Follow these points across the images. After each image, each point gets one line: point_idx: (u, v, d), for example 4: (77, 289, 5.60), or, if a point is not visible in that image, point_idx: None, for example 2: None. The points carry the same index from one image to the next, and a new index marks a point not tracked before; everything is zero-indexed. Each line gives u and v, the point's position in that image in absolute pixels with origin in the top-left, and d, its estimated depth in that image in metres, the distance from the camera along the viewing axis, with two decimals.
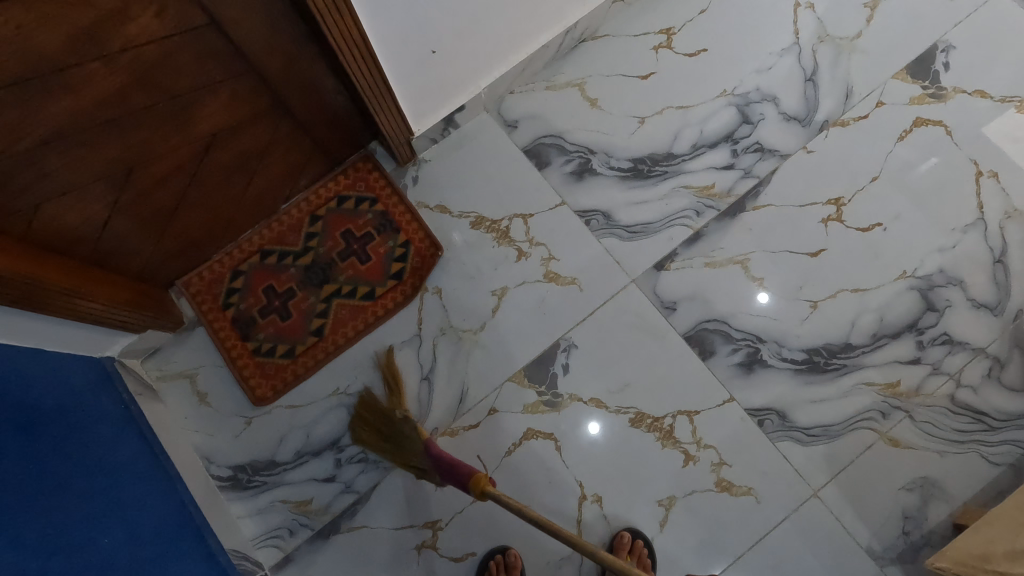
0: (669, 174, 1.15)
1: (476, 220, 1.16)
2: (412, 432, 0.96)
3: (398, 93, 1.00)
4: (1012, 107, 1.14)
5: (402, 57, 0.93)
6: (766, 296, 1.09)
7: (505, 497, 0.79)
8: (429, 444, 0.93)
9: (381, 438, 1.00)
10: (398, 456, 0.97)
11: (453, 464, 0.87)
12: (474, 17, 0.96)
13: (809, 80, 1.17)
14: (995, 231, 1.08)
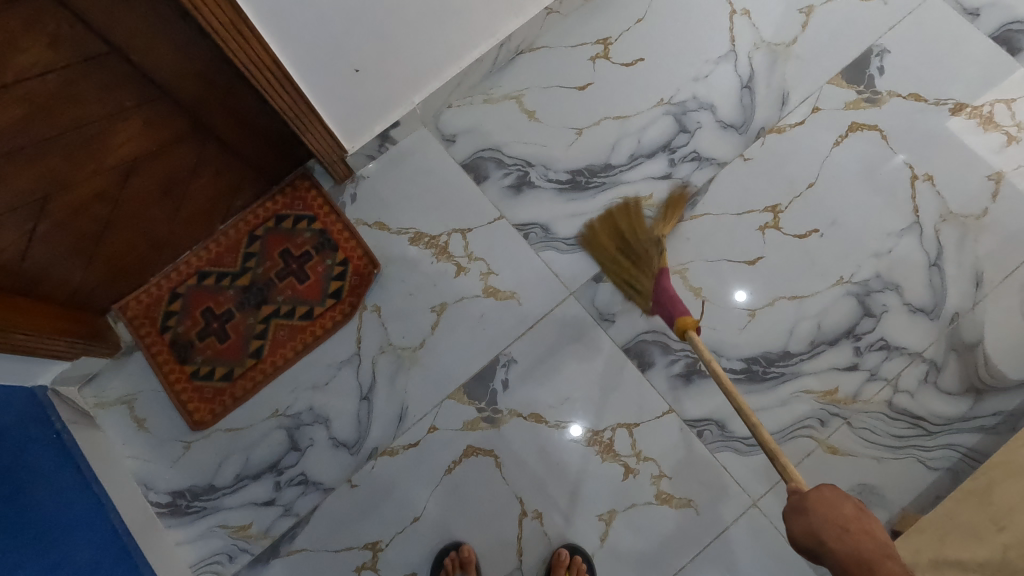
0: (607, 185, 1.15)
1: (415, 236, 1.15)
2: (654, 261, 0.97)
3: (326, 110, 1.00)
4: (947, 109, 1.14)
5: (323, 76, 0.92)
6: (745, 292, 1.08)
7: (705, 352, 0.86)
8: (664, 273, 0.94)
9: (623, 244, 1.05)
10: (630, 267, 1.02)
11: (670, 300, 0.91)
12: (397, 32, 0.95)
13: (746, 87, 1.17)
14: (931, 234, 1.08)
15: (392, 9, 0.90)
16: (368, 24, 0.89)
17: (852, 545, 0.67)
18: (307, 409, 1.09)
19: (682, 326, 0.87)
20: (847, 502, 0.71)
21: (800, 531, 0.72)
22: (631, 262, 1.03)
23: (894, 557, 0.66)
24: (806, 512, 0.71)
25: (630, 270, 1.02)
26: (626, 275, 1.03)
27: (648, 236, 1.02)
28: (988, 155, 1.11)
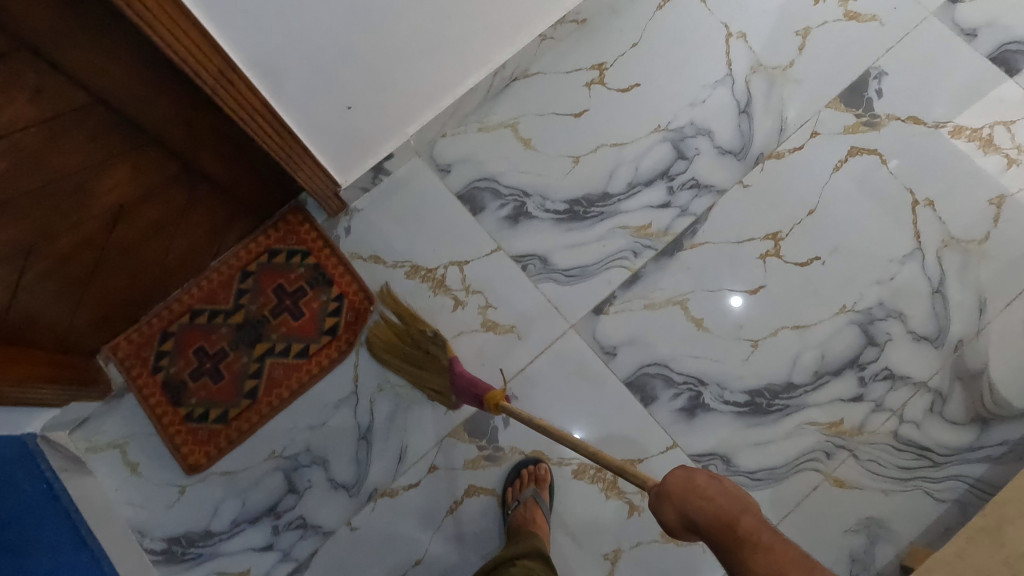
0: (605, 215, 1.13)
1: (411, 270, 1.13)
2: (439, 352, 1.02)
3: (316, 146, 0.97)
4: (946, 132, 1.13)
5: (313, 113, 0.90)
6: (740, 297, 1.08)
7: (519, 412, 0.91)
8: (456, 359, 1.01)
9: (404, 354, 1.05)
10: (416, 370, 1.04)
11: (472, 385, 0.97)
12: (388, 66, 0.93)
13: (744, 112, 1.16)
14: (933, 261, 1.07)
15: (382, 43, 0.88)
16: (358, 60, 0.87)
17: (713, 512, 0.65)
18: (304, 450, 1.07)
19: (492, 402, 0.92)
20: (700, 473, 0.69)
21: (672, 517, 0.69)
22: (421, 365, 1.04)
23: (751, 510, 0.64)
24: (666, 496, 0.69)
25: (426, 373, 1.03)
26: (425, 377, 1.03)
27: (422, 333, 1.04)
28: (988, 178, 1.10)
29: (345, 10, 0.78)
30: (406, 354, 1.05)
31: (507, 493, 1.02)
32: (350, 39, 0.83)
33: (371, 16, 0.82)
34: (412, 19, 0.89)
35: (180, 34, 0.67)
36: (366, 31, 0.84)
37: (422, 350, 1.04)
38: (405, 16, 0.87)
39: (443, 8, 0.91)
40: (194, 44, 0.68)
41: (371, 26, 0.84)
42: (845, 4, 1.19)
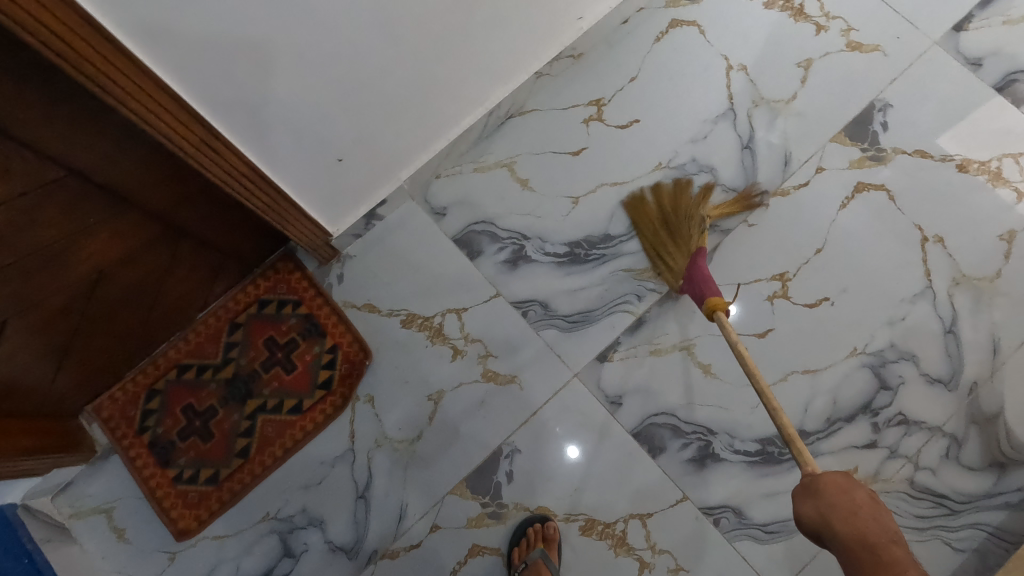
0: (608, 257, 1.09)
1: (407, 318, 1.09)
2: (693, 237, 1.00)
3: (305, 200, 0.93)
4: (954, 165, 1.10)
5: (299, 167, 0.86)
6: (735, 306, 1.06)
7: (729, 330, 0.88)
8: (701, 251, 0.98)
9: (669, 229, 1.05)
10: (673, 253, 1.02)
11: (703, 279, 0.94)
12: (377, 114, 0.89)
13: (747, 147, 1.13)
14: (944, 299, 1.05)
15: (369, 92, 0.84)
16: (344, 110, 0.83)
17: (859, 526, 0.65)
18: (299, 511, 1.02)
19: (712, 306, 0.89)
20: (862, 492, 0.68)
21: (810, 511, 0.69)
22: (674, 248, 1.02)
23: (899, 541, 0.64)
24: (815, 494, 0.69)
25: (675, 257, 1.02)
26: (673, 261, 1.02)
27: (692, 214, 1.03)
28: (998, 213, 1.08)
29: (327, 61, 0.75)
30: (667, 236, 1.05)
31: (514, 553, 0.97)
32: (334, 90, 0.79)
33: (356, 65, 0.79)
34: (399, 66, 0.85)
35: (148, 99, 0.63)
36: (351, 81, 0.80)
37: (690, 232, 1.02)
38: (392, 62, 0.84)
39: (432, 51, 0.88)
40: (165, 107, 0.65)
41: (356, 75, 0.80)
42: (847, 34, 1.16)
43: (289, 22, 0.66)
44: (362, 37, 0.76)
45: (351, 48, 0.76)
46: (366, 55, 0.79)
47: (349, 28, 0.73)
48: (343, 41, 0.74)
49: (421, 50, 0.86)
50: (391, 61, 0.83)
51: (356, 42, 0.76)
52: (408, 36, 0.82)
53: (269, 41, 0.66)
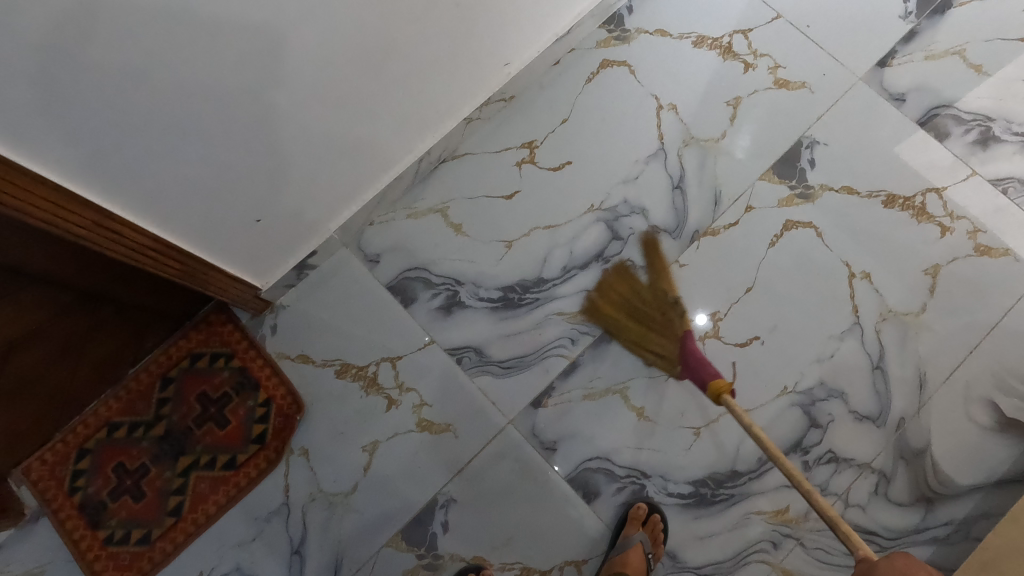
0: (541, 301, 1.10)
1: (341, 368, 1.08)
2: (678, 324, 0.99)
3: (223, 258, 0.93)
4: (880, 201, 1.11)
5: (208, 228, 0.86)
6: (705, 314, 1.08)
7: (741, 413, 0.88)
8: (689, 335, 0.96)
9: (626, 306, 1.04)
10: (647, 332, 1.01)
11: (699, 361, 0.93)
12: (289, 171, 0.90)
13: (678, 188, 1.14)
14: (872, 335, 1.06)
15: (277, 150, 0.85)
16: (248, 169, 0.83)
17: None
18: (233, 569, 1.01)
19: (715, 391, 0.89)
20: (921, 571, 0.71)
21: None
22: (648, 318, 1.02)
23: None
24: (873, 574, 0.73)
25: (648, 334, 1.01)
26: (647, 338, 1.01)
27: (666, 297, 1.02)
28: (923, 248, 1.09)
29: (222, 127, 0.75)
30: (648, 326, 1.01)
31: None
32: (234, 152, 0.79)
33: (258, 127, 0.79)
34: (308, 125, 0.85)
35: (25, 194, 0.62)
36: (254, 142, 0.80)
37: (666, 308, 1.01)
38: (298, 122, 0.84)
39: (342, 108, 0.89)
40: (44, 199, 0.64)
41: (259, 137, 0.81)
42: (774, 71, 1.18)
43: (167, 95, 0.66)
44: (259, 101, 0.76)
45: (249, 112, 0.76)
46: (266, 117, 0.79)
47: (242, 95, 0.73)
48: (238, 107, 0.74)
49: (330, 108, 0.86)
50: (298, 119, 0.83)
51: (254, 105, 0.76)
52: (313, 96, 0.82)
53: (145, 116, 0.66)
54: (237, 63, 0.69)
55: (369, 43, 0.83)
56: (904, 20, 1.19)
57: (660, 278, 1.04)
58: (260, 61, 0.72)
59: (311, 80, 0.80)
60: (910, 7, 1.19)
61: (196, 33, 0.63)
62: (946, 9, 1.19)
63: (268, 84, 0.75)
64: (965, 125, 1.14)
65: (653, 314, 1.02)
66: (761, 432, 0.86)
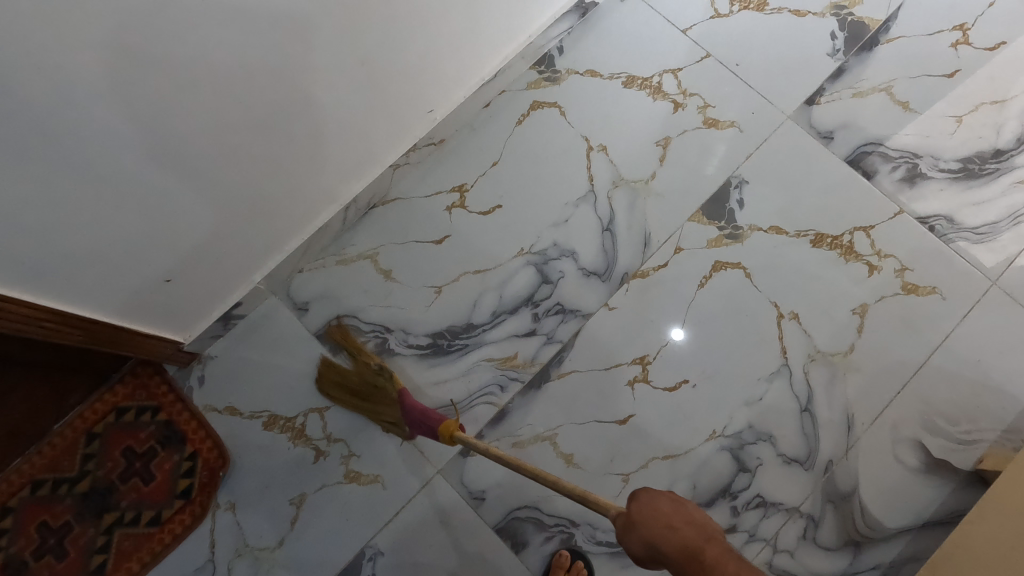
0: (470, 347, 1.09)
1: (269, 419, 1.07)
2: (389, 387, 1.01)
3: (128, 317, 0.93)
4: (808, 241, 1.12)
5: (105, 287, 0.86)
6: (681, 330, 1.08)
7: (474, 445, 0.90)
8: (405, 394, 0.99)
9: (353, 390, 1.05)
10: (372, 407, 1.03)
11: (424, 414, 0.96)
12: (191, 230, 0.89)
13: (607, 230, 1.13)
14: (800, 377, 1.06)
15: (170, 206, 0.84)
16: (140, 226, 0.82)
17: (678, 537, 0.66)
18: None
19: (447, 433, 0.92)
20: (662, 499, 0.69)
21: (638, 548, 0.68)
22: (378, 399, 1.03)
23: (716, 536, 0.66)
24: (634, 526, 0.68)
25: (381, 408, 1.03)
26: (381, 413, 1.02)
27: (371, 373, 1.04)
28: (852, 287, 1.09)
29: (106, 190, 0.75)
30: (359, 399, 1.05)
31: None
32: (119, 212, 0.79)
33: (143, 186, 0.78)
34: (203, 180, 0.85)
35: None
36: (140, 200, 0.80)
37: (376, 385, 1.03)
38: (191, 177, 0.83)
39: (241, 162, 0.88)
40: None
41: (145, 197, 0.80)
42: (704, 110, 1.18)
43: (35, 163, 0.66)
44: (136, 162, 0.75)
45: (127, 172, 0.75)
46: (152, 177, 0.78)
47: (116, 157, 0.73)
48: (114, 169, 0.74)
49: (226, 162, 0.86)
50: (190, 175, 0.83)
51: (133, 166, 0.75)
52: (202, 153, 0.82)
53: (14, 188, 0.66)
54: (105, 127, 0.69)
55: (258, 98, 0.83)
56: (832, 57, 1.20)
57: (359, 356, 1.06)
58: (129, 124, 0.71)
59: (198, 136, 0.80)
60: (838, 44, 1.20)
61: (42, 101, 0.63)
62: (874, 46, 1.20)
63: (147, 145, 0.75)
64: (892, 162, 1.14)
65: (371, 387, 1.03)
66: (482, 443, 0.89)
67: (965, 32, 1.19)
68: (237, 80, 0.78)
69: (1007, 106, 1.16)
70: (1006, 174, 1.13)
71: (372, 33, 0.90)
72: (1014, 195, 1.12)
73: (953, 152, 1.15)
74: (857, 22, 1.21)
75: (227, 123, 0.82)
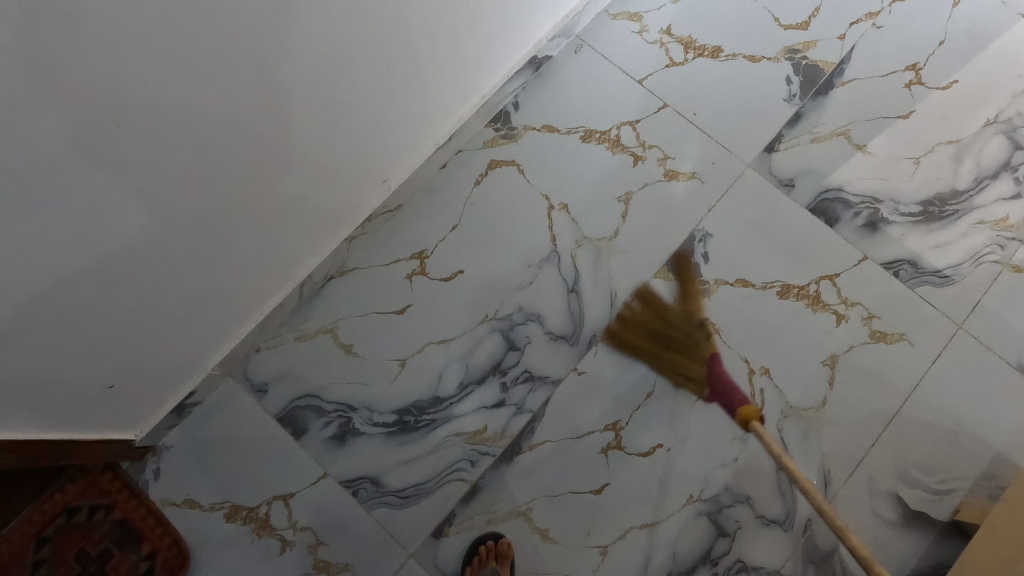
0: (438, 421, 1.06)
1: (231, 510, 1.03)
2: (705, 345, 1.01)
3: (69, 429, 0.88)
4: (775, 292, 1.11)
5: (40, 409, 0.81)
6: None
7: (769, 442, 0.89)
8: (717, 359, 0.98)
9: (658, 335, 1.05)
10: (665, 353, 1.04)
11: (724, 386, 0.94)
12: (133, 336, 0.85)
13: (572, 291, 1.11)
14: (774, 435, 1.05)
15: (110, 316, 0.79)
16: (79, 342, 0.77)
17: None
18: None
19: (746, 417, 0.90)
20: None
21: None
22: (678, 347, 1.03)
23: None
24: None
25: (677, 358, 1.03)
26: (686, 368, 1.01)
27: (693, 320, 1.03)
28: (820, 338, 1.08)
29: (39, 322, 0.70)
30: (664, 347, 1.04)
31: None
32: (58, 332, 0.74)
33: (80, 304, 0.74)
34: (144, 285, 0.80)
35: None
36: (79, 317, 0.75)
37: (692, 335, 1.03)
38: (131, 285, 0.78)
39: (186, 261, 0.83)
40: None
41: (82, 313, 0.75)
42: (664, 162, 1.17)
43: None
44: (71, 286, 0.71)
45: (59, 299, 0.70)
46: (88, 295, 0.74)
47: (49, 287, 0.68)
48: (45, 300, 0.69)
49: (167, 269, 0.81)
50: (130, 286, 0.78)
51: (65, 293, 0.70)
52: (140, 264, 0.77)
53: None
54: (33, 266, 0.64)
55: (200, 198, 0.78)
56: (789, 102, 1.19)
57: (689, 300, 1.06)
58: (62, 253, 0.67)
59: (138, 249, 0.75)
60: (794, 89, 1.20)
61: None
62: (829, 90, 1.20)
63: (83, 265, 0.70)
64: (854, 208, 1.14)
65: (688, 340, 1.02)
66: (794, 466, 0.85)
67: (918, 72, 1.20)
68: (175, 186, 0.74)
69: (963, 145, 1.17)
70: (966, 215, 1.13)
71: (317, 118, 0.86)
72: (976, 236, 1.12)
73: (912, 195, 1.15)
74: (811, 66, 1.21)
75: (168, 228, 0.77)
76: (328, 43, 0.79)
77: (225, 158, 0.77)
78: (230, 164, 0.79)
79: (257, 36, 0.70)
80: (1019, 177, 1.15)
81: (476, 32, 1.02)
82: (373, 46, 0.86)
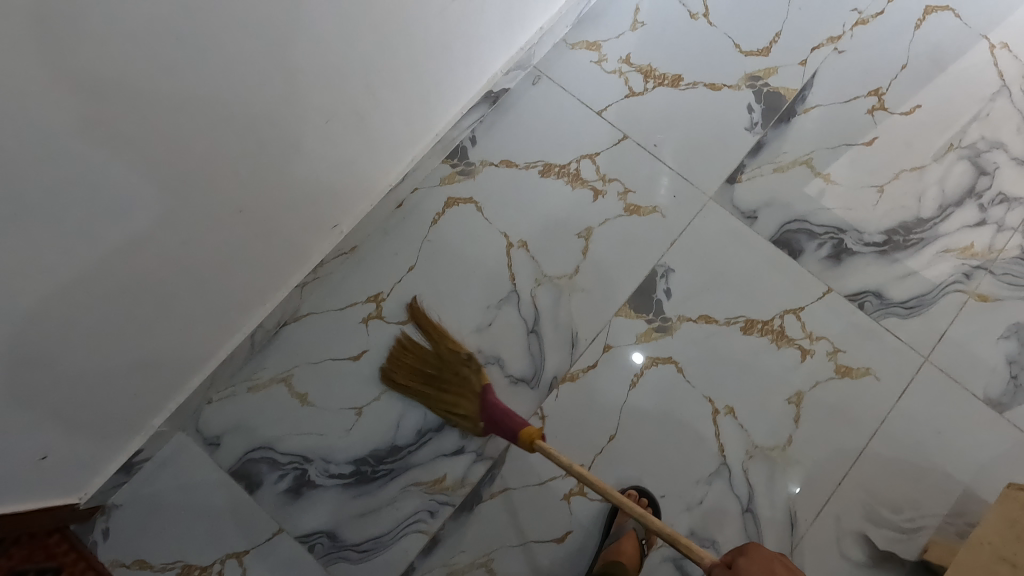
0: (396, 471, 1.03)
1: (183, 569, 1.00)
2: (472, 377, 0.98)
3: (10, 507, 0.84)
4: (739, 327, 1.08)
5: None
6: (641, 352, 1.07)
7: (556, 455, 0.89)
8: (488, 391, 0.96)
9: (423, 376, 1.02)
10: (443, 393, 1.00)
11: (505, 414, 0.93)
12: (69, 409, 0.81)
13: (532, 331, 1.09)
14: (740, 476, 1.03)
15: (42, 392, 0.75)
16: (10, 427, 0.73)
17: None
18: None
19: (526, 437, 0.89)
20: None
21: None
22: (448, 387, 1.00)
23: None
24: None
25: (451, 396, 0.99)
26: (454, 403, 0.98)
27: (456, 355, 1.00)
28: (785, 375, 1.06)
29: None
30: (430, 386, 1.01)
31: None
32: None
33: (8, 389, 0.70)
34: (80, 361, 0.77)
35: None
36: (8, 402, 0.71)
37: (459, 365, 0.99)
38: (62, 361, 0.75)
39: (124, 333, 0.80)
40: None
41: (10, 399, 0.71)
42: (624, 197, 1.14)
43: None
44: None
45: None
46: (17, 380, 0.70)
47: None
48: None
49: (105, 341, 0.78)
50: (62, 362, 0.75)
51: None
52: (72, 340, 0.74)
53: None
54: None
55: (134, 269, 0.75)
56: (751, 131, 1.17)
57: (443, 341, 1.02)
58: None
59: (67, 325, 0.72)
60: (756, 117, 1.18)
61: None
62: (791, 117, 1.18)
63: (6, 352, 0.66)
64: (818, 239, 1.12)
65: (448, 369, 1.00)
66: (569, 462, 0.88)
67: (880, 97, 1.18)
68: (102, 263, 0.70)
69: (927, 172, 1.15)
70: (930, 244, 1.12)
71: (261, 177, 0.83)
72: (940, 265, 1.11)
73: (877, 225, 1.13)
74: (772, 93, 1.19)
75: (98, 299, 0.74)
76: (261, 106, 0.75)
77: (159, 229, 0.74)
78: (164, 232, 0.75)
79: (176, 109, 0.65)
80: (983, 204, 1.13)
81: (420, 75, 0.97)
82: (306, 101, 0.81)
